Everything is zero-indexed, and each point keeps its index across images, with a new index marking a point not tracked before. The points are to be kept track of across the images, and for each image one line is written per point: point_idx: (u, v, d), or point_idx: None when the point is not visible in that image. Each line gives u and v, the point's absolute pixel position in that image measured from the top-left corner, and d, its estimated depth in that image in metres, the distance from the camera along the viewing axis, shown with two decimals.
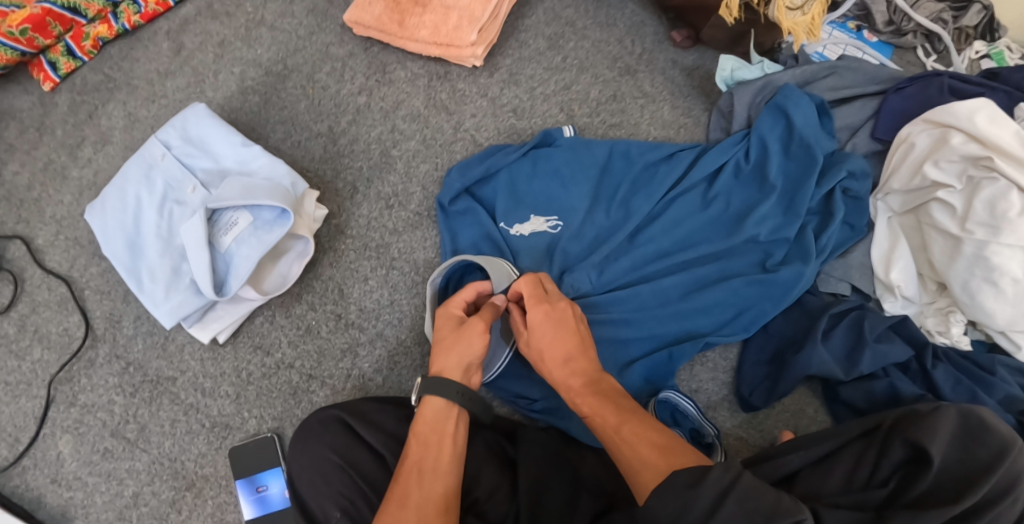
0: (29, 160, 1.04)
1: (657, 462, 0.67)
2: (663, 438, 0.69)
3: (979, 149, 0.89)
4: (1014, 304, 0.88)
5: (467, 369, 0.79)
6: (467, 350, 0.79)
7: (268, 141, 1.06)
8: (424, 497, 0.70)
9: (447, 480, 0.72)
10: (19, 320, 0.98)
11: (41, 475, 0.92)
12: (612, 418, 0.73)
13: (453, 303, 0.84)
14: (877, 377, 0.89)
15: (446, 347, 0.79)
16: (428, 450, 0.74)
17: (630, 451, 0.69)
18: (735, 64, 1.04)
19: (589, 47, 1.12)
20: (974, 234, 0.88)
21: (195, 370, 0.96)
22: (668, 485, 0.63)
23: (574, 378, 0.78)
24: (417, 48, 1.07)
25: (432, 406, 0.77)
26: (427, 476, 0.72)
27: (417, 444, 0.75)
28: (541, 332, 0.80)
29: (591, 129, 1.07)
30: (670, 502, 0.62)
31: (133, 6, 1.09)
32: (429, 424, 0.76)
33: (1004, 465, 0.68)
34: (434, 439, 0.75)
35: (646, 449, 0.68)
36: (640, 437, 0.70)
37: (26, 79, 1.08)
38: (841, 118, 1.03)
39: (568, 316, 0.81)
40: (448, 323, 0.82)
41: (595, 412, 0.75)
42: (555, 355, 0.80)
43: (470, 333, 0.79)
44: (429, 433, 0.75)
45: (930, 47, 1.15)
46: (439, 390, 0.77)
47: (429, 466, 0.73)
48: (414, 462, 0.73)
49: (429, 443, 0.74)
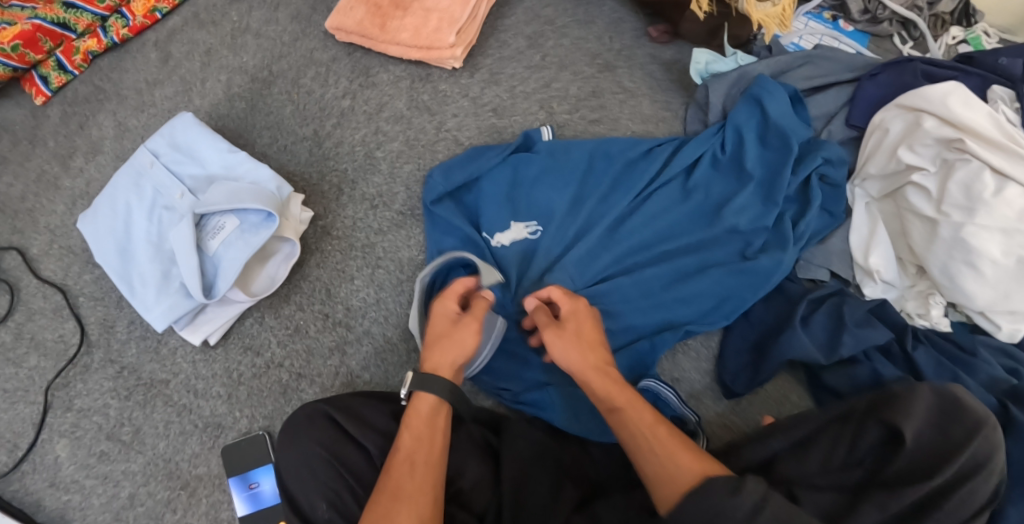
0: (22, 171, 1.06)
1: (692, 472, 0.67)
2: (692, 449, 0.70)
3: (952, 132, 0.91)
4: (993, 285, 0.89)
5: (460, 368, 0.81)
6: (461, 349, 0.80)
7: (255, 146, 1.07)
8: (416, 487, 0.71)
9: (438, 473, 0.73)
10: (15, 329, 1.00)
11: (40, 479, 0.94)
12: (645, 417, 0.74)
13: (449, 298, 0.84)
14: (859, 362, 0.90)
15: (439, 345, 0.81)
16: (420, 444, 0.74)
17: (667, 448, 0.70)
18: (709, 58, 1.06)
19: (569, 44, 1.14)
20: (950, 216, 0.90)
21: (188, 372, 0.98)
22: (703, 491, 0.63)
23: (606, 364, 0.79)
24: (398, 51, 1.09)
25: (426, 401, 0.78)
26: (419, 468, 0.72)
27: (411, 436, 0.75)
28: (582, 318, 0.82)
29: (571, 126, 1.08)
30: (699, 512, 0.63)
31: (122, 20, 1.12)
32: (423, 417, 0.77)
33: (976, 443, 0.71)
34: (427, 434, 0.76)
35: (682, 448, 0.70)
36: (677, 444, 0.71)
37: (18, 94, 1.11)
38: (816, 106, 1.04)
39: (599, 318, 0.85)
40: (443, 316, 0.83)
41: (631, 404, 0.75)
42: (594, 337, 0.81)
43: (465, 333, 0.81)
44: (423, 428, 0.76)
45: (906, 34, 1.16)
46: (429, 386, 0.78)
47: (421, 458, 0.73)
48: (405, 454, 0.74)
49: (424, 435, 0.75)
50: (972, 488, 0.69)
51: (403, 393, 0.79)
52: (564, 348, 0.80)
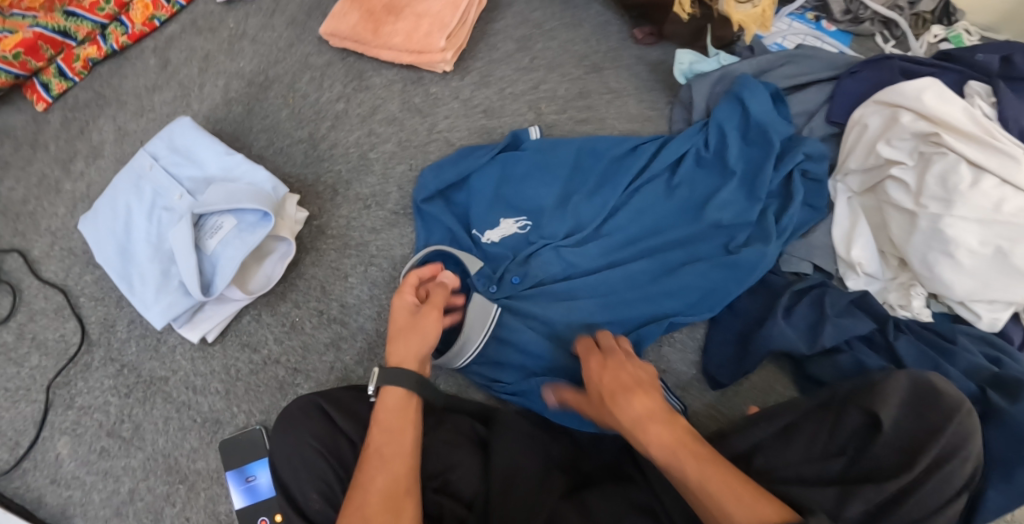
0: (23, 176, 1.09)
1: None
2: (744, 498, 0.64)
3: (928, 126, 0.94)
4: (972, 275, 0.92)
5: (425, 360, 0.83)
6: (423, 340, 0.83)
7: (252, 149, 1.10)
8: (386, 480, 0.72)
9: (406, 463, 0.74)
10: (18, 329, 1.02)
11: (41, 476, 0.95)
12: (692, 464, 0.68)
13: (407, 292, 0.87)
14: (841, 351, 0.93)
15: (402, 338, 0.82)
16: (389, 437, 0.76)
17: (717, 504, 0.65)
18: (693, 58, 1.09)
19: (557, 47, 1.17)
20: (928, 208, 0.93)
21: (187, 369, 1.00)
22: None
23: (639, 413, 0.74)
24: (391, 55, 1.12)
25: (394, 394, 0.79)
26: (387, 460, 0.74)
27: (382, 431, 0.76)
28: (605, 379, 0.80)
29: (559, 126, 1.11)
30: None
31: (121, 27, 1.15)
32: (393, 412, 0.78)
33: (952, 427, 0.74)
34: (396, 427, 0.77)
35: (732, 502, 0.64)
36: (728, 489, 0.65)
37: (19, 100, 1.13)
38: (798, 104, 1.06)
39: (628, 365, 0.81)
40: (402, 308, 0.85)
41: (674, 456, 0.70)
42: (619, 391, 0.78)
43: (424, 323, 0.84)
44: (392, 420, 0.77)
45: (888, 33, 1.19)
46: (397, 379, 0.79)
47: (389, 451, 0.75)
48: (375, 448, 0.75)
49: (394, 430, 0.76)
50: (950, 470, 0.73)
51: (370, 388, 0.80)
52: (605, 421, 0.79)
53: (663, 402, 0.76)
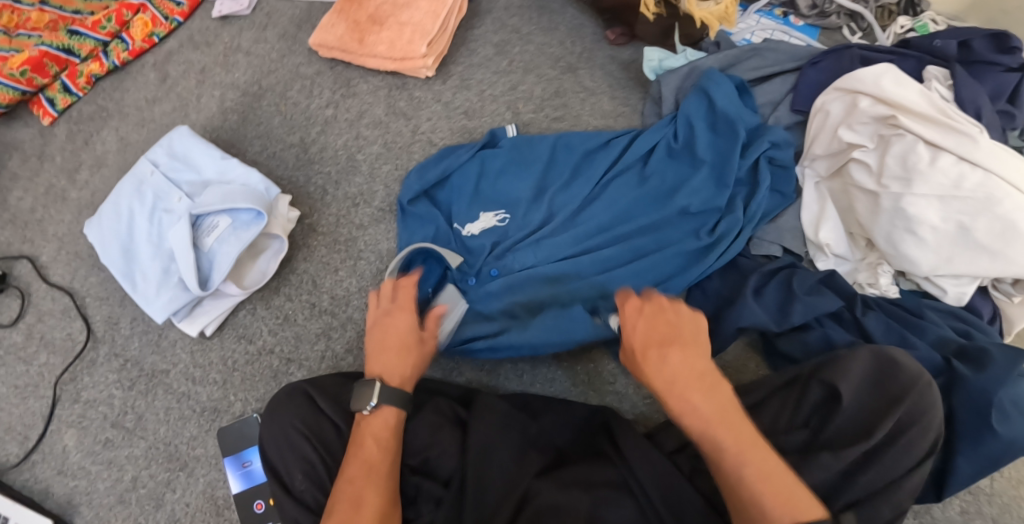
0: (32, 186, 1.16)
1: (775, 514, 0.66)
2: (785, 480, 0.68)
3: (885, 110, 0.98)
4: (935, 251, 0.94)
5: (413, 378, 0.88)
6: (420, 362, 0.88)
7: (247, 154, 1.16)
8: (378, 494, 0.76)
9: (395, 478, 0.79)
10: (27, 330, 1.07)
11: (48, 467, 1.00)
12: (733, 440, 0.71)
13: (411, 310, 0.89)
14: (811, 328, 0.96)
15: (401, 358, 0.86)
16: (384, 453, 0.80)
17: (755, 482, 0.68)
18: (662, 56, 1.15)
19: (533, 50, 1.23)
20: (890, 188, 0.96)
21: (186, 362, 1.05)
22: None
23: (679, 376, 0.75)
24: (376, 62, 1.19)
25: (393, 414, 0.83)
26: (383, 475, 0.78)
27: (380, 448, 0.80)
28: (646, 334, 0.79)
29: (536, 124, 1.16)
30: None
31: (123, 44, 1.23)
32: (389, 428, 0.82)
33: (911, 398, 0.74)
34: (388, 443, 0.81)
35: (772, 483, 0.68)
36: (765, 469, 0.69)
37: (27, 115, 1.21)
38: (763, 95, 1.11)
39: (669, 318, 0.79)
40: (401, 329, 0.87)
41: (715, 424, 0.72)
42: (661, 348, 0.77)
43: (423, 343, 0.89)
44: (387, 437, 0.81)
45: (855, 25, 1.24)
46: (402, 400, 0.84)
47: (383, 466, 0.79)
48: (371, 462, 0.79)
49: (387, 446, 0.81)
50: (908, 440, 0.73)
51: (370, 405, 0.82)
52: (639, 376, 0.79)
53: (707, 362, 0.76)
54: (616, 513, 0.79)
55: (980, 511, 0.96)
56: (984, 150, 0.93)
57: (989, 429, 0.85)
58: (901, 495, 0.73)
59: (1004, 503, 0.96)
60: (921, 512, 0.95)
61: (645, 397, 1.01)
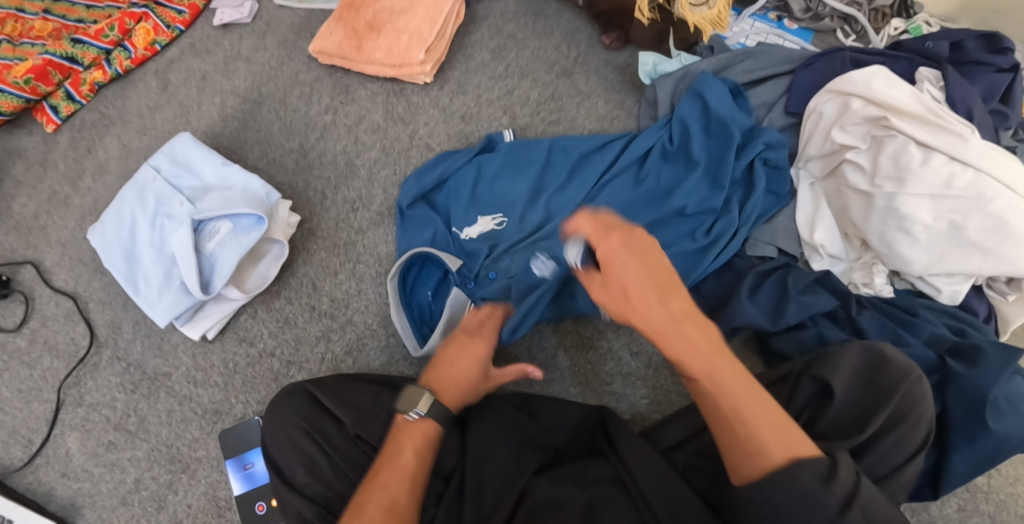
0: (35, 193, 1.17)
1: (777, 451, 0.68)
2: (782, 420, 0.70)
3: (877, 111, 0.99)
4: (928, 250, 0.95)
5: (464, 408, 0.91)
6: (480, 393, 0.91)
7: (247, 160, 1.18)
8: (414, 504, 0.77)
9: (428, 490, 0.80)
10: (30, 334, 1.08)
11: (52, 470, 1.01)
12: (730, 380, 0.71)
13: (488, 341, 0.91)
14: (805, 327, 0.97)
15: (466, 387, 0.89)
16: (424, 463, 0.81)
17: (754, 422, 0.69)
18: (656, 60, 1.17)
19: (529, 55, 1.24)
20: (883, 187, 0.97)
21: (188, 365, 1.06)
22: (801, 488, 0.66)
23: (677, 315, 0.70)
24: (374, 69, 1.20)
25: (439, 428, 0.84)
26: (419, 486, 0.79)
27: (417, 458, 0.80)
28: (634, 267, 0.70)
29: (532, 128, 1.18)
30: (791, 499, 0.66)
31: (125, 52, 1.25)
32: (428, 437, 0.83)
33: (901, 391, 0.75)
34: (428, 454, 0.82)
35: (772, 424, 0.69)
36: (760, 409, 0.70)
37: (31, 123, 1.23)
38: (757, 97, 1.13)
39: (653, 248, 0.72)
40: (473, 358, 0.89)
41: (707, 364, 0.71)
42: (661, 284, 0.70)
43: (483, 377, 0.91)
44: (429, 449, 0.82)
45: (848, 28, 1.25)
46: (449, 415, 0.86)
47: (421, 476, 0.80)
48: (410, 471, 0.79)
49: (425, 457, 0.81)
50: (899, 434, 0.74)
51: (415, 411, 0.83)
52: (618, 311, 0.71)
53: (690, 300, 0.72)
54: (612, 506, 0.80)
55: (977, 508, 0.96)
56: (975, 149, 0.94)
57: (984, 426, 0.85)
58: (892, 488, 0.75)
59: (1001, 500, 0.97)
60: (917, 509, 0.96)
61: (644, 396, 1.02)
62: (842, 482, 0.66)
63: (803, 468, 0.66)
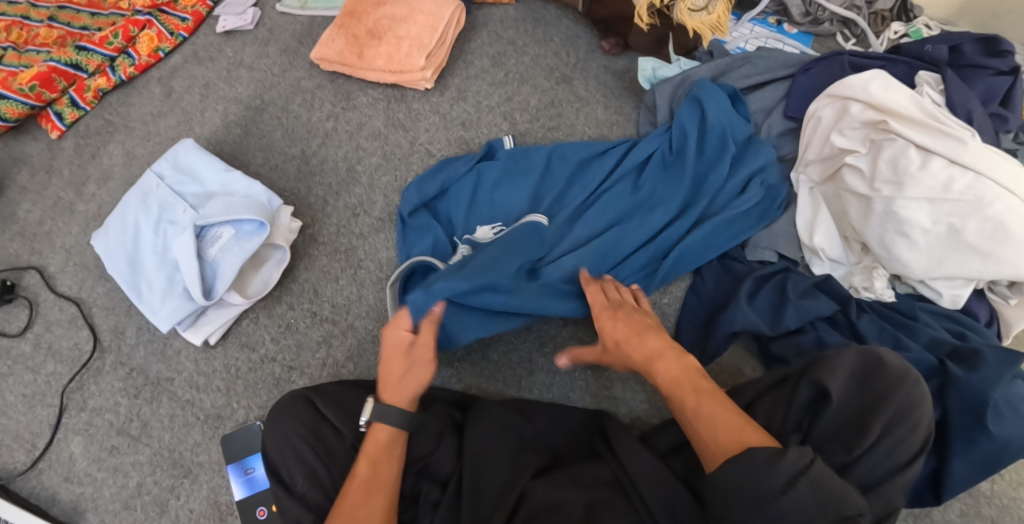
0: (40, 199, 1.19)
1: (728, 437, 0.74)
2: (740, 419, 0.75)
3: (875, 115, 0.99)
4: (928, 254, 0.95)
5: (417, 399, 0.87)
6: (420, 376, 0.86)
7: (250, 166, 1.19)
8: (373, 510, 0.76)
9: (393, 496, 0.79)
10: (34, 339, 1.09)
11: (55, 474, 1.01)
12: (693, 397, 0.80)
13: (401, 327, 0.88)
14: (805, 331, 0.97)
15: (395, 379, 0.86)
16: (378, 469, 0.80)
17: (710, 425, 0.76)
18: (656, 65, 1.17)
19: (529, 61, 1.25)
20: (881, 191, 0.97)
21: (191, 370, 1.07)
22: (752, 460, 0.70)
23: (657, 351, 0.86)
24: (375, 75, 1.22)
25: (385, 430, 0.82)
26: (376, 492, 0.78)
27: (372, 466, 0.80)
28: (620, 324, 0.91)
29: (532, 133, 1.18)
30: (741, 474, 0.70)
31: (129, 59, 1.27)
32: (381, 445, 0.82)
33: (899, 395, 0.75)
34: (383, 460, 0.81)
35: (727, 422, 0.75)
36: (720, 412, 0.76)
37: (36, 129, 1.24)
38: (756, 101, 1.13)
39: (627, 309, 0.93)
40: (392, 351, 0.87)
41: (683, 384, 0.82)
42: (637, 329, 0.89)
43: (419, 361, 0.87)
44: (381, 454, 0.81)
45: (848, 32, 1.25)
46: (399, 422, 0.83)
47: (378, 482, 0.79)
48: (363, 479, 0.79)
49: (381, 464, 0.80)
50: (897, 438, 0.74)
51: (364, 420, 0.83)
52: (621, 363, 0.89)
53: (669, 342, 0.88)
54: (610, 508, 0.80)
55: (981, 513, 0.95)
56: (974, 152, 0.94)
57: (984, 430, 0.85)
58: (892, 493, 0.74)
59: (1004, 505, 0.96)
60: (919, 514, 0.95)
61: (643, 401, 1.02)
62: (790, 459, 0.69)
63: (754, 446, 0.70)
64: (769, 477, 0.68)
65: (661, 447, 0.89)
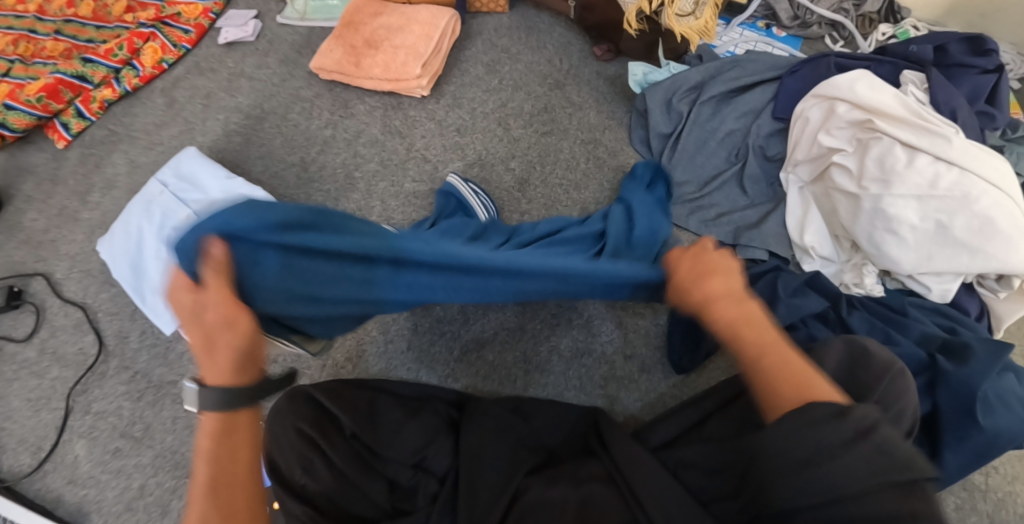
0: (45, 208, 1.21)
1: (793, 393, 0.65)
2: (810, 373, 0.66)
3: (862, 115, 1.01)
4: (916, 250, 0.96)
5: (243, 369, 0.67)
6: (227, 341, 0.66)
7: (250, 174, 1.21)
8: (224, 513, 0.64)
9: (248, 491, 0.66)
10: (40, 345, 1.12)
11: (60, 477, 1.03)
12: (753, 338, 0.70)
13: (181, 290, 0.65)
14: (796, 329, 0.98)
15: (209, 354, 0.66)
16: (222, 464, 0.66)
17: (776, 378, 0.67)
18: (646, 70, 1.19)
19: (522, 68, 1.28)
20: (869, 189, 0.98)
21: (193, 373, 1.08)
22: (810, 418, 0.60)
23: (729, 294, 0.71)
24: (372, 84, 1.24)
25: (216, 417, 0.67)
26: (223, 491, 0.65)
27: (212, 465, 0.66)
28: (699, 268, 0.72)
29: (526, 138, 1.20)
30: (802, 445, 0.60)
31: (133, 71, 1.30)
32: (218, 436, 0.67)
33: (883, 384, 0.76)
34: (225, 453, 0.66)
35: (791, 376, 0.66)
36: (784, 364, 0.68)
37: (42, 140, 1.27)
38: (745, 103, 1.14)
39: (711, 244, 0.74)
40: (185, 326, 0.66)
41: (748, 327, 0.70)
42: (720, 269, 0.72)
43: (217, 328, 0.65)
44: (221, 447, 0.66)
45: (836, 34, 1.27)
46: (225, 407, 0.66)
47: (225, 480, 0.65)
48: (206, 481, 0.65)
49: (224, 457, 0.66)
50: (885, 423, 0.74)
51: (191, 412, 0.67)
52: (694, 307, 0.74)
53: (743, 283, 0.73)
54: (601, 501, 0.81)
55: (976, 508, 0.96)
56: (960, 149, 0.95)
57: (974, 422, 0.85)
58: None
59: (999, 499, 0.96)
60: None
61: (637, 399, 1.03)
62: (856, 419, 0.59)
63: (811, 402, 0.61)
64: (835, 442, 0.59)
65: (652, 442, 0.91)
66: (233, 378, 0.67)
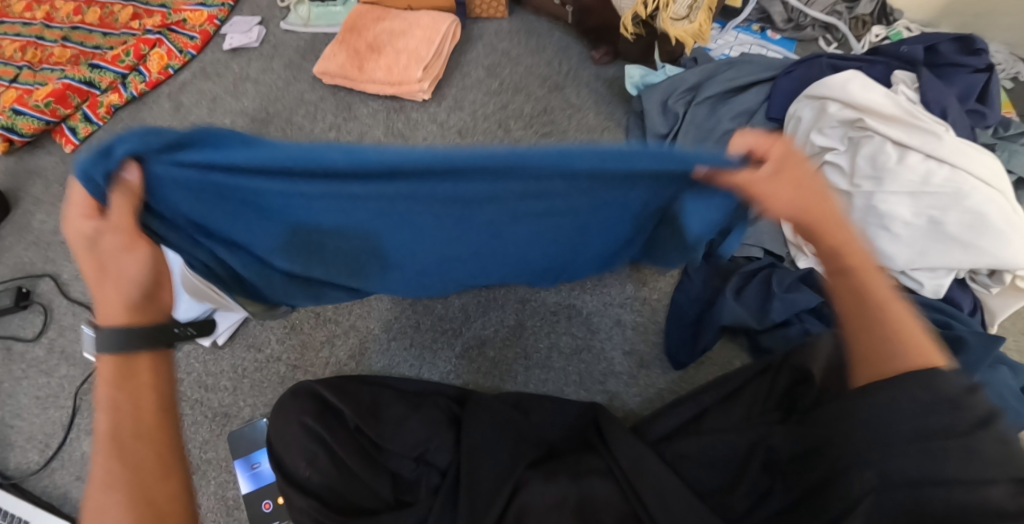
0: (54, 210, 1.23)
1: (913, 360, 0.66)
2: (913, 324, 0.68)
3: (853, 114, 1.03)
4: (909, 245, 0.98)
5: (142, 305, 0.66)
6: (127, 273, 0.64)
7: None
8: (127, 467, 0.62)
9: (153, 445, 0.64)
10: (48, 344, 1.13)
11: (67, 474, 1.04)
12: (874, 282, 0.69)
13: (81, 214, 0.60)
14: (791, 324, 1.00)
15: (104, 287, 0.63)
16: (124, 413, 0.64)
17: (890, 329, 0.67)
18: (643, 72, 1.23)
19: (522, 71, 1.30)
20: (862, 186, 1.01)
21: (199, 371, 1.10)
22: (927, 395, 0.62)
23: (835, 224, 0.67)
24: (375, 87, 1.26)
25: (115, 360, 0.64)
26: (127, 443, 0.63)
27: (112, 414, 0.63)
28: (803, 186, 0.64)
29: (526, 140, 1.23)
30: (932, 421, 0.62)
31: (140, 76, 1.32)
32: (118, 380, 0.64)
33: None
34: (128, 402, 0.64)
35: (909, 326, 0.67)
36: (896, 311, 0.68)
37: (51, 144, 1.30)
38: (740, 104, 1.16)
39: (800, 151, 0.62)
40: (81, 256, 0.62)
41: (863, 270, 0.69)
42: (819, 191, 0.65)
43: (116, 257, 0.62)
44: (120, 394, 0.64)
45: (830, 36, 1.29)
46: (125, 347, 0.64)
47: (128, 430, 0.63)
48: (108, 430, 0.63)
49: (129, 406, 0.64)
50: None
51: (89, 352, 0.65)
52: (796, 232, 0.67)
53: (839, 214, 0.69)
54: (601, 498, 0.82)
55: None
56: (950, 146, 0.96)
57: None
58: None
59: None
60: None
61: (636, 394, 1.05)
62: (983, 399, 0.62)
63: (942, 377, 0.63)
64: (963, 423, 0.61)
65: (653, 435, 0.91)
66: (132, 316, 0.65)
